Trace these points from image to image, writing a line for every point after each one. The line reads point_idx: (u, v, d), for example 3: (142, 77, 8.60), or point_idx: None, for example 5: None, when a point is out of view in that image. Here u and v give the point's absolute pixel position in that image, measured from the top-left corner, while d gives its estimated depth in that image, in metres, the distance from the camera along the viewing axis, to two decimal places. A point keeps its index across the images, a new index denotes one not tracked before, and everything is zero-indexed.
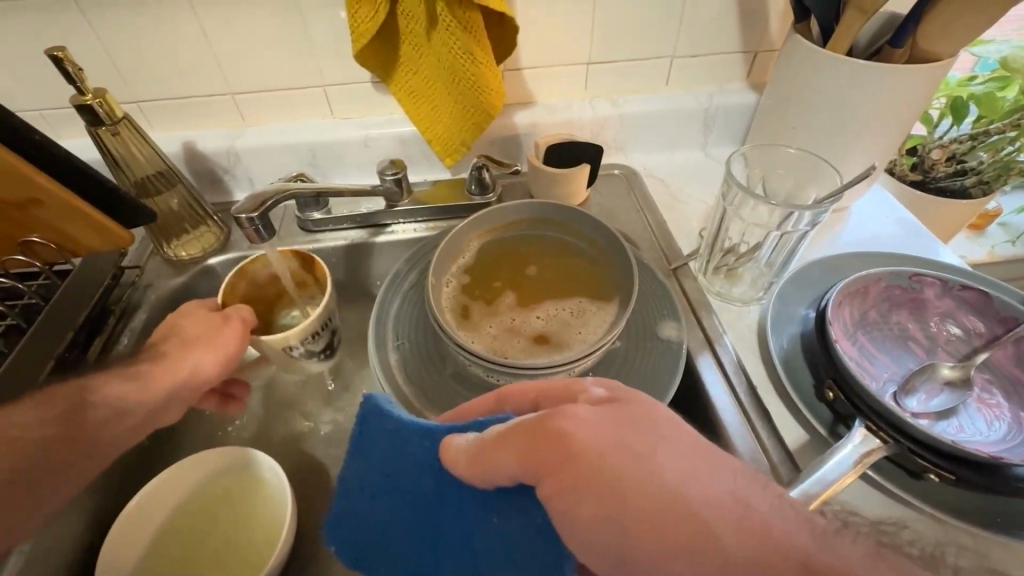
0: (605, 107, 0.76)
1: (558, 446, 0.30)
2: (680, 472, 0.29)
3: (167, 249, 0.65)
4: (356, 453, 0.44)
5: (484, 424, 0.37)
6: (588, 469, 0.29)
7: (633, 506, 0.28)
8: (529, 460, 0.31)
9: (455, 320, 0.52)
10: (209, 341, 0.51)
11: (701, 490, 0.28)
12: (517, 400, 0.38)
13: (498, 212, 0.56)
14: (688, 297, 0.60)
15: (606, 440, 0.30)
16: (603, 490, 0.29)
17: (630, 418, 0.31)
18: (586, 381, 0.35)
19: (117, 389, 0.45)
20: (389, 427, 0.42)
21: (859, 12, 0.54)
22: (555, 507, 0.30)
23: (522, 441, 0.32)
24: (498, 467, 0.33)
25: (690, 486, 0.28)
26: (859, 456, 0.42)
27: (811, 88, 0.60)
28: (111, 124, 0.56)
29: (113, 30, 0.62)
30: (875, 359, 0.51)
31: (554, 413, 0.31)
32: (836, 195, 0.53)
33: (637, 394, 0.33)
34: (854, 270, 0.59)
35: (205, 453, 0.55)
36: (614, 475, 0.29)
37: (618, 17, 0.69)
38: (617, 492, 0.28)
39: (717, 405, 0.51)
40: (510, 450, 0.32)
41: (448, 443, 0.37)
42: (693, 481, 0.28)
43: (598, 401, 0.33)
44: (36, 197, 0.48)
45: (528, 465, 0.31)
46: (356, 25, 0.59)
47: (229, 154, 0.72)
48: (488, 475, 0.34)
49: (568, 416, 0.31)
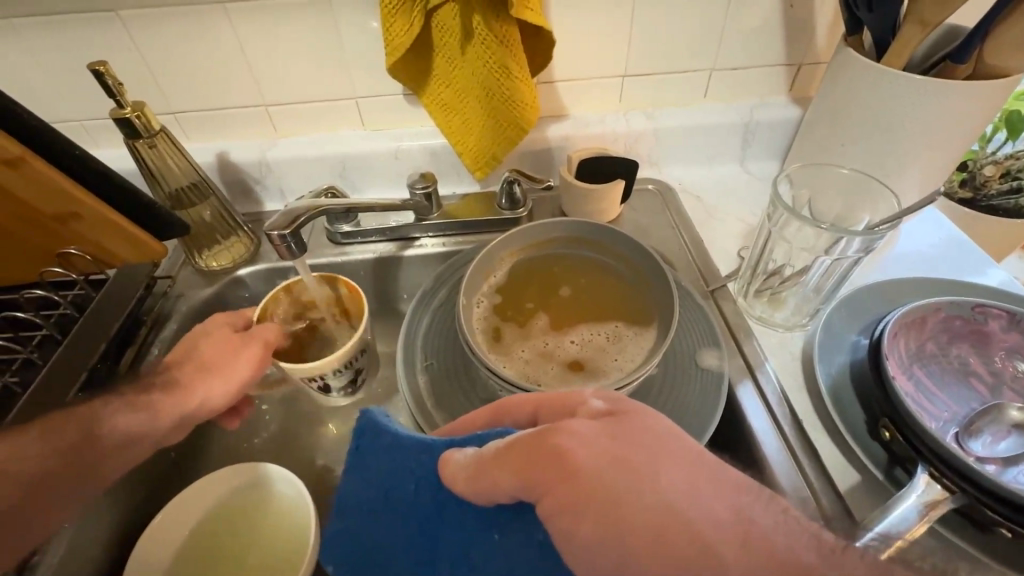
0: (640, 120, 0.74)
1: (555, 463, 0.28)
2: (682, 492, 0.26)
3: (198, 259, 0.65)
4: (355, 471, 0.43)
5: (484, 437, 0.36)
6: (588, 483, 0.27)
7: (632, 529, 0.26)
8: (528, 479, 0.29)
9: (486, 343, 0.51)
10: (222, 369, 0.51)
11: (701, 504, 0.25)
12: (516, 413, 0.37)
13: (531, 231, 0.54)
14: (727, 320, 0.57)
15: (608, 458, 0.28)
16: (603, 508, 0.27)
17: (629, 436, 0.29)
18: (586, 391, 0.34)
19: (124, 428, 0.45)
20: (385, 442, 0.42)
21: (918, 24, 0.51)
22: (557, 528, 0.28)
23: (521, 454, 0.30)
24: (497, 485, 0.31)
25: (689, 505, 0.25)
26: (923, 507, 0.38)
27: (865, 104, 0.57)
28: (149, 137, 0.56)
29: (153, 42, 0.63)
30: (934, 396, 0.48)
31: (553, 428, 0.30)
32: (893, 220, 0.49)
33: (642, 411, 0.31)
34: (909, 297, 0.56)
35: (210, 478, 0.55)
36: (612, 496, 0.27)
37: (656, 28, 0.67)
38: (616, 506, 0.26)
39: (760, 439, 0.48)
40: (509, 466, 0.31)
41: (447, 458, 0.36)
42: (693, 501, 0.26)
43: (599, 414, 0.31)
44: (75, 210, 0.48)
45: (526, 477, 0.30)
46: (390, 39, 0.59)
47: (261, 165, 0.72)
48: (487, 491, 0.32)
49: (569, 432, 0.29)
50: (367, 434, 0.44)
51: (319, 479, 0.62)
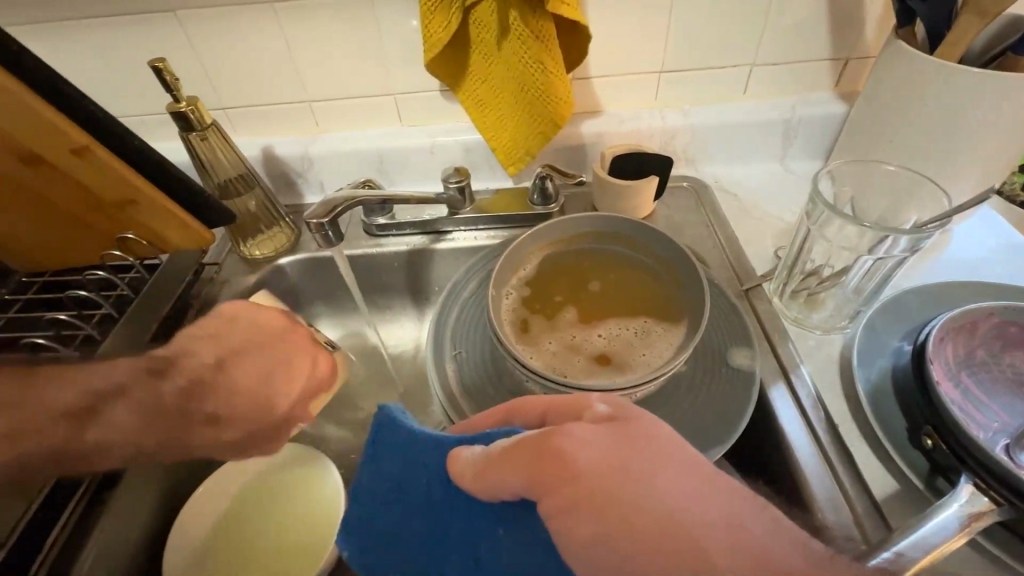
0: (676, 117, 0.73)
1: (558, 463, 0.29)
2: (681, 498, 0.27)
3: (243, 247, 0.68)
4: (368, 461, 0.44)
5: (492, 436, 0.37)
6: (589, 485, 0.28)
7: (632, 533, 0.26)
8: (530, 477, 0.29)
9: (514, 334, 0.51)
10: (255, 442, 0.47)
11: (698, 512, 0.26)
12: (526, 414, 0.37)
13: (562, 225, 0.54)
14: (761, 321, 0.56)
15: (610, 463, 0.28)
16: (604, 510, 0.27)
17: (631, 439, 0.29)
18: (593, 396, 0.34)
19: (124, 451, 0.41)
20: (399, 437, 0.42)
21: (976, 15, 0.49)
22: (555, 528, 0.28)
23: (527, 453, 0.30)
24: (502, 483, 0.31)
25: (686, 513, 0.26)
26: (966, 518, 0.37)
27: (915, 98, 0.54)
28: (201, 130, 0.59)
29: (208, 42, 0.66)
30: (983, 406, 0.45)
31: (556, 429, 0.30)
32: (943, 219, 0.47)
33: (643, 417, 0.31)
34: (959, 302, 0.53)
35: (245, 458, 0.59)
36: (612, 499, 0.27)
37: (695, 24, 0.66)
38: (616, 510, 0.27)
39: (792, 443, 0.47)
40: (514, 462, 0.30)
41: (456, 454, 0.36)
42: (689, 508, 0.27)
43: (601, 419, 0.31)
44: (132, 197, 0.51)
45: (530, 477, 0.29)
46: (428, 36, 0.60)
47: (303, 159, 0.75)
48: (493, 488, 0.32)
49: (571, 434, 0.29)
50: (381, 431, 0.44)
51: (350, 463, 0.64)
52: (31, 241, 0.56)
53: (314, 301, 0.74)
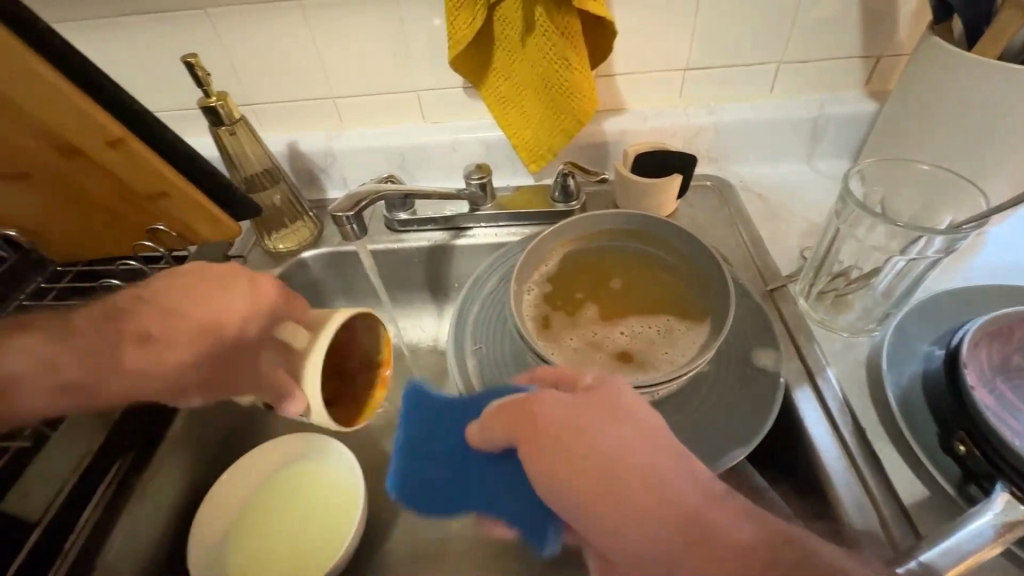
0: (700, 114, 0.72)
1: (529, 422, 0.34)
2: (620, 447, 0.31)
3: (267, 241, 0.70)
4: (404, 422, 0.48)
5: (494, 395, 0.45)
6: (549, 437, 0.32)
7: (578, 476, 0.30)
8: (511, 431, 0.35)
9: (536, 330, 0.51)
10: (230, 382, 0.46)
11: (639, 466, 0.29)
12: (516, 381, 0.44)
13: (584, 221, 0.54)
14: (786, 322, 0.55)
15: (569, 421, 0.32)
16: (559, 457, 0.31)
17: (599, 405, 0.33)
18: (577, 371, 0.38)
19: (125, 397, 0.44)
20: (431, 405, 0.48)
21: (1018, 11, 0.47)
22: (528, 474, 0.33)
23: (509, 413, 0.35)
24: (492, 437, 0.37)
25: (621, 458, 0.30)
26: (999, 527, 0.35)
27: (951, 96, 0.53)
28: (230, 124, 0.60)
29: (237, 38, 0.67)
30: (1019, 415, 0.42)
31: (533, 397, 0.35)
32: (980, 220, 0.46)
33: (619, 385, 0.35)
34: (995, 307, 0.51)
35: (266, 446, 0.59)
36: (565, 447, 0.31)
37: (722, 21, 0.65)
38: (569, 457, 0.31)
39: (817, 445, 0.46)
40: (501, 421, 0.36)
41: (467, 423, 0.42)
42: (625, 454, 0.30)
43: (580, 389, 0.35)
44: (165, 190, 0.52)
45: (511, 432, 0.35)
46: (453, 33, 0.60)
47: (327, 155, 0.76)
48: (488, 440, 0.38)
49: (544, 400, 0.34)
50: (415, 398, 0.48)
51: (369, 455, 0.65)
52: (68, 230, 0.57)
53: (335, 295, 0.75)
